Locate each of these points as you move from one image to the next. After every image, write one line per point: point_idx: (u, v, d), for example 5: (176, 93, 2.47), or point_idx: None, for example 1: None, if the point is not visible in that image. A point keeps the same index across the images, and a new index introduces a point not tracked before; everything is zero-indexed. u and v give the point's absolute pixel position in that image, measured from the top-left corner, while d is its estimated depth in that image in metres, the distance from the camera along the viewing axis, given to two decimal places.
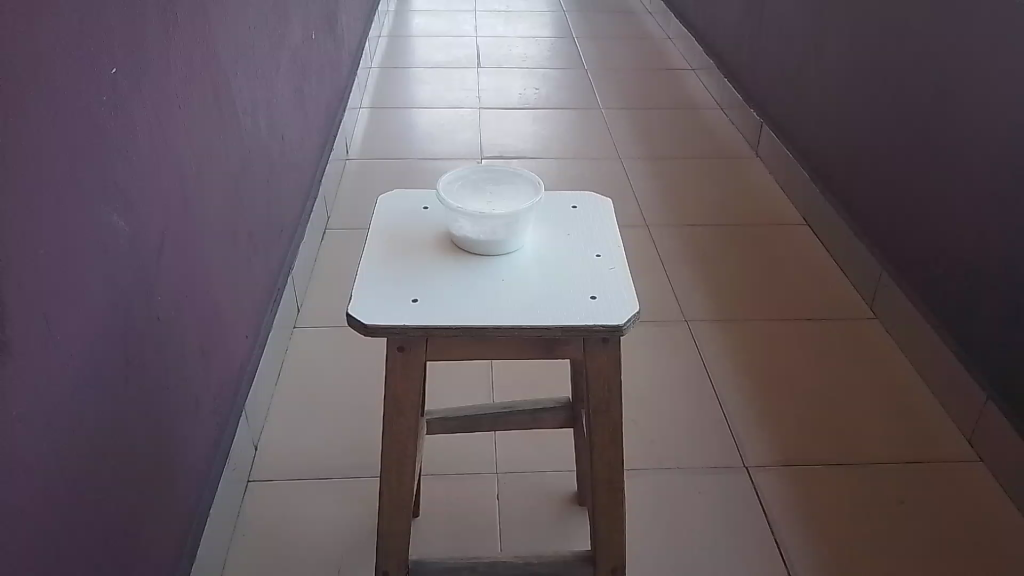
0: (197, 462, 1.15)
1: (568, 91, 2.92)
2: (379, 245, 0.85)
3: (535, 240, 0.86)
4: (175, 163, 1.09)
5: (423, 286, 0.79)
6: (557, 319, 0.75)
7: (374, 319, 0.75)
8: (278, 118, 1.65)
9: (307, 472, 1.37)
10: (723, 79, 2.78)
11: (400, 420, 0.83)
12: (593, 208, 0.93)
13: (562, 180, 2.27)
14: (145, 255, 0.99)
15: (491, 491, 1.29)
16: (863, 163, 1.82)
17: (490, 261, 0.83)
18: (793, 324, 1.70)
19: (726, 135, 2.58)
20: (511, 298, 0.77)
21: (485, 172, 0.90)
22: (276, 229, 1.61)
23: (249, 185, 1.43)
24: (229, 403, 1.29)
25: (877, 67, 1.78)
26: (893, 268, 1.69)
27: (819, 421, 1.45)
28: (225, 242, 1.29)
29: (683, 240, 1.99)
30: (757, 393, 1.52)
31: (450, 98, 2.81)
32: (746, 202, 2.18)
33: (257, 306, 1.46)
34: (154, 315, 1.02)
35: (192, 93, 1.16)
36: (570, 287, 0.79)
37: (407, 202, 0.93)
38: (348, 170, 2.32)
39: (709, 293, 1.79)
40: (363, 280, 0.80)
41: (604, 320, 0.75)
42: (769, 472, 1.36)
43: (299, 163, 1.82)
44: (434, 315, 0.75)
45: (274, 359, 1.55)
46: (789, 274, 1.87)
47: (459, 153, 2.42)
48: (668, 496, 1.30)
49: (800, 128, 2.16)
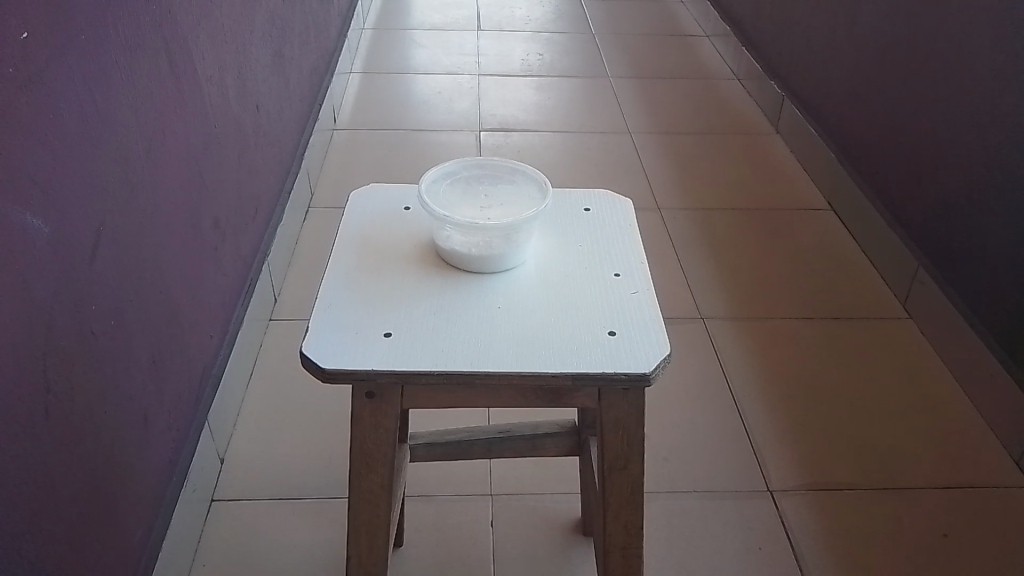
0: (147, 488, 1.01)
1: (574, 56, 2.73)
2: (347, 260, 0.70)
3: (541, 253, 0.71)
4: (116, 146, 0.93)
5: (397, 316, 0.63)
6: (568, 365, 0.59)
7: (333, 361, 0.59)
8: (253, 88, 1.48)
9: (278, 490, 1.22)
10: (740, 48, 2.60)
11: (371, 478, 0.67)
12: (610, 211, 0.77)
13: (567, 155, 2.10)
14: (74, 258, 0.83)
15: (483, 515, 1.15)
16: (900, 145, 1.65)
17: (484, 283, 0.67)
18: (820, 324, 1.54)
19: (744, 109, 2.39)
20: (509, 335, 0.62)
21: (478, 168, 0.73)
22: (250, 212, 1.45)
23: (214, 167, 1.27)
24: (190, 415, 1.14)
25: (918, 38, 1.60)
26: (934, 265, 1.53)
27: (851, 438, 1.31)
28: (185, 235, 1.13)
29: (697, 224, 1.83)
30: (783, 405, 1.36)
31: (448, 63, 2.63)
32: (767, 184, 2.01)
33: (225, 301, 1.30)
34: (86, 331, 0.86)
35: (139, 61, 1.00)
36: (582, 320, 0.63)
37: (385, 200, 0.78)
38: (335, 141, 2.15)
39: (730, 289, 1.63)
40: (323, 306, 0.64)
41: (627, 367, 0.59)
42: (795, 496, 1.21)
43: (277, 138, 1.65)
44: (410, 356, 0.59)
45: (246, 358, 1.40)
46: (813, 264, 1.71)
47: (456, 124, 2.24)
48: (684, 525, 1.16)
49: (828, 103, 1.99)
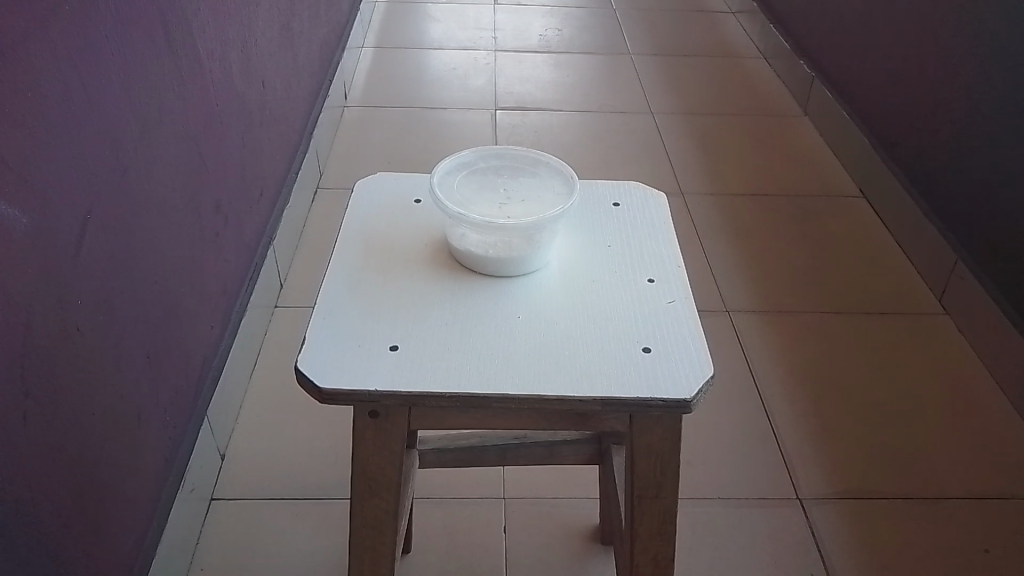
0: (140, 491, 0.95)
1: (594, 32, 2.63)
2: (350, 261, 0.63)
3: (566, 255, 0.64)
4: (105, 128, 0.86)
5: (404, 327, 0.56)
6: (597, 388, 0.52)
7: (332, 380, 0.52)
8: (258, 63, 1.40)
9: (281, 489, 1.16)
10: (767, 25, 2.49)
11: (374, 503, 0.61)
12: (641, 205, 0.70)
13: (587, 136, 2.02)
14: (57, 250, 0.77)
15: (496, 521, 1.09)
16: (940, 130, 1.56)
17: (503, 289, 0.60)
18: (852, 319, 1.47)
19: (771, 89, 2.30)
20: (530, 351, 0.55)
21: (497, 158, 0.66)
22: (254, 194, 1.38)
23: (216, 148, 1.20)
24: (188, 412, 1.08)
25: (964, 17, 1.50)
26: (975, 259, 1.45)
27: (885, 443, 1.24)
28: (183, 221, 1.07)
29: (722, 210, 1.75)
30: (813, 406, 1.29)
31: (463, 38, 2.54)
32: (795, 168, 1.92)
33: (227, 289, 1.24)
34: (71, 328, 0.80)
35: (131, 34, 0.93)
36: (614, 334, 0.56)
37: (393, 191, 0.71)
38: (346, 118, 2.07)
39: (757, 280, 1.55)
40: (321, 315, 0.58)
41: (665, 393, 0.52)
42: (827, 505, 1.15)
43: (285, 116, 1.58)
44: (418, 375, 0.53)
45: (249, 347, 1.34)
46: (844, 255, 1.63)
47: (471, 102, 2.16)
48: (708, 534, 1.10)
49: (863, 84, 1.89)
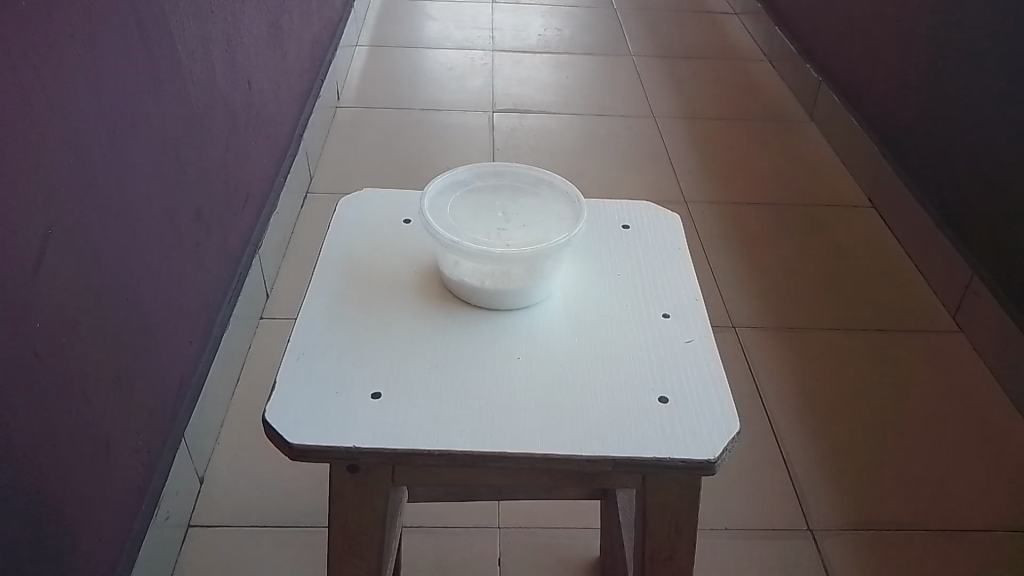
0: (109, 523, 0.89)
1: (594, 32, 2.57)
2: (330, 291, 0.57)
3: (570, 284, 0.58)
4: (70, 134, 0.79)
5: (387, 369, 0.50)
6: (608, 446, 0.46)
7: (304, 437, 0.46)
8: (244, 63, 1.34)
9: (262, 515, 1.10)
10: (772, 28, 2.43)
11: (355, 561, 0.58)
12: (654, 228, 0.64)
13: (587, 140, 1.95)
14: (11, 268, 0.70)
15: (490, 553, 1.03)
16: (955, 140, 1.50)
17: (500, 325, 0.54)
18: (863, 336, 1.40)
19: (777, 93, 2.23)
20: (530, 399, 0.49)
21: (494, 176, 0.60)
22: (239, 200, 1.31)
23: (198, 153, 1.13)
24: (163, 434, 1.02)
25: (980, 22, 1.44)
26: (991, 275, 1.39)
27: (899, 469, 1.18)
28: (159, 232, 1.00)
29: (727, 220, 1.69)
30: (824, 430, 1.23)
31: (460, 37, 2.47)
32: (802, 176, 1.86)
33: (208, 302, 1.17)
34: (27, 353, 0.73)
35: (102, 32, 0.86)
36: (626, 379, 0.50)
37: (380, 209, 0.65)
38: (338, 119, 2.00)
39: (763, 293, 1.49)
40: (295, 355, 0.51)
41: (684, 452, 0.46)
42: (839, 537, 1.08)
43: (273, 118, 1.51)
44: (403, 432, 0.47)
45: (232, 362, 1.27)
46: (854, 268, 1.57)
47: (467, 104, 2.10)
48: (715, 568, 1.03)
49: (872, 89, 1.83)
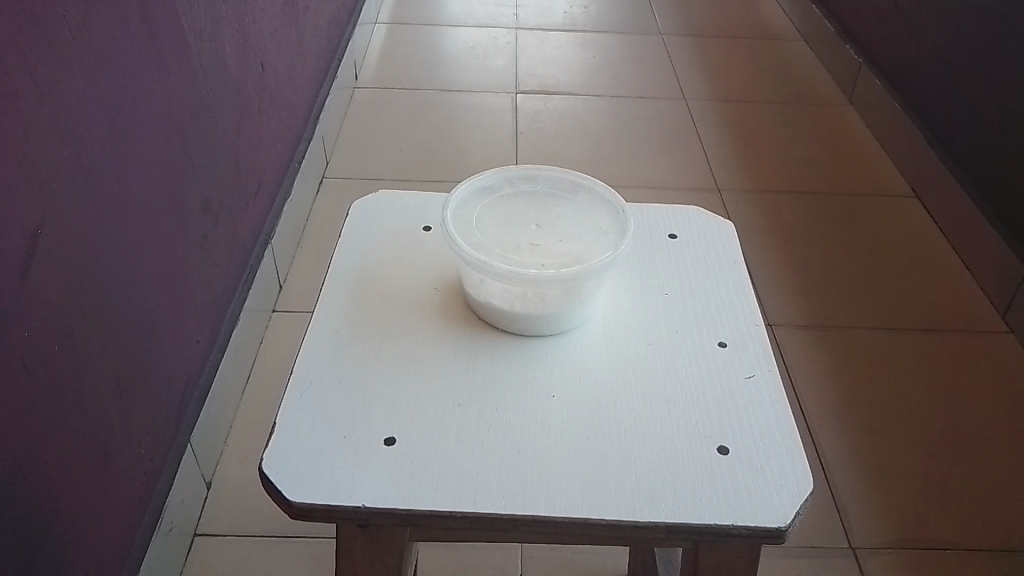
0: (109, 538, 0.83)
1: (622, 9, 2.47)
2: (340, 314, 0.55)
3: (608, 312, 0.56)
4: (64, 125, 0.73)
5: (399, 412, 0.49)
6: (660, 511, 0.44)
7: (303, 493, 0.45)
8: (256, 43, 1.27)
9: (272, 525, 1.05)
10: (809, 6, 2.33)
11: None
12: (702, 241, 0.64)
13: (614, 124, 1.87)
14: None
15: (511, 570, 0.96)
16: (1006, 128, 1.41)
17: (531, 353, 0.52)
18: (906, 334, 1.33)
19: (813, 75, 2.14)
20: (564, 447, 0.47)
21: (526, 180, 0.58)
22: (250, 189, 1.25)
23: (207, 141, 1.07)
24: (169, 439, 0.97)
25: None
26: None
27: (947, 481, 1.10)
28: (165, 228, 0.94)
29: (763, 209, 1.61)
30: (863, 436, 1.16)
31: (483, 14, 2.38)
32: (839, 162, 1.78)
33: (216, 298, 1.11)
34: (16, 364, 0.67)
35: (100, 13, 0.79)
36: (674, 431, 0.49)
37: (398, 218, 0.63)
38: (355, 101, 1.93)
39: (799, 288, 1.42)
40: (298, 391, 0.50)
41: (754, 519, 0.44)
42: (882, 556, 1.02)
43: (287, 101, 1.44)
44: (417, 489, 0.45)
45: (243, 358, 1.21)
46: (895, 261, 1.49)
47: (490, 85, 2.01)
48: None
49: (917, 72, 1.73)
